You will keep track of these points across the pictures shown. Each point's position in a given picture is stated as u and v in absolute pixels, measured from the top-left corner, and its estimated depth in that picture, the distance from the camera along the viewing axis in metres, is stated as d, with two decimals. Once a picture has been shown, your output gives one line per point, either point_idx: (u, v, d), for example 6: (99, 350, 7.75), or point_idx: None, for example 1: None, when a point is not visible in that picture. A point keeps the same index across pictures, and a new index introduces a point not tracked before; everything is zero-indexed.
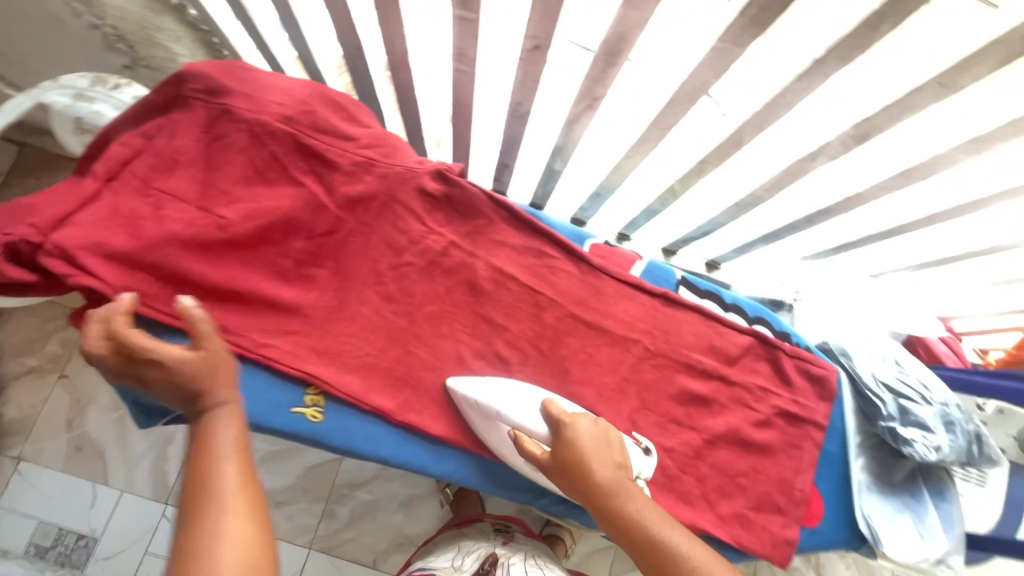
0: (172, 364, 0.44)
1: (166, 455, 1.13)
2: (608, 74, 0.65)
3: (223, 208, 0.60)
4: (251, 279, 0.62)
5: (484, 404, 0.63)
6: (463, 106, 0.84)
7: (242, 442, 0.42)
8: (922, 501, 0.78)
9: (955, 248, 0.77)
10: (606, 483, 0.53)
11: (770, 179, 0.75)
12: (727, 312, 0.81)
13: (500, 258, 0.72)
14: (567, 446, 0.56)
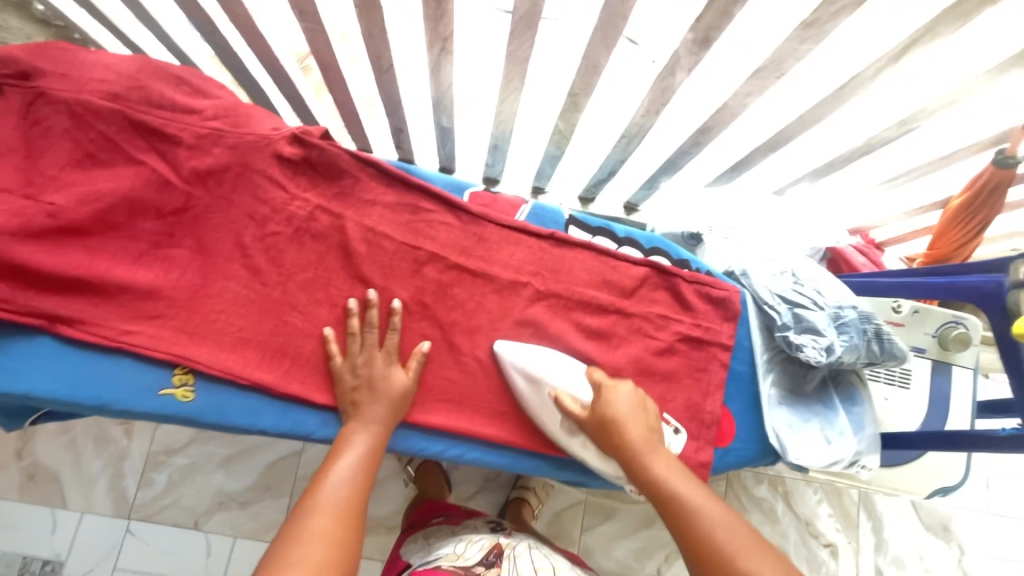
0: (382, 388, 0.63)
1: (122, 471, 1.15)
2: (443, 10, 0.62)
3: (53, 195, 0.57)
4: (100, 265, 0.59)
5: (530, 369, 0.68)
6: (332, 72, 0.81)
7: (351, 473, 0.54)
8: (831, 408, 0.79)
9: (839, 150, 0.76)
10: (636, 445, 0.60)
11: (645, 102, 0.73)
12: (620, 247, 0.81)
13: (373, 217, 0.70)
14: (601, 411, 0.63)
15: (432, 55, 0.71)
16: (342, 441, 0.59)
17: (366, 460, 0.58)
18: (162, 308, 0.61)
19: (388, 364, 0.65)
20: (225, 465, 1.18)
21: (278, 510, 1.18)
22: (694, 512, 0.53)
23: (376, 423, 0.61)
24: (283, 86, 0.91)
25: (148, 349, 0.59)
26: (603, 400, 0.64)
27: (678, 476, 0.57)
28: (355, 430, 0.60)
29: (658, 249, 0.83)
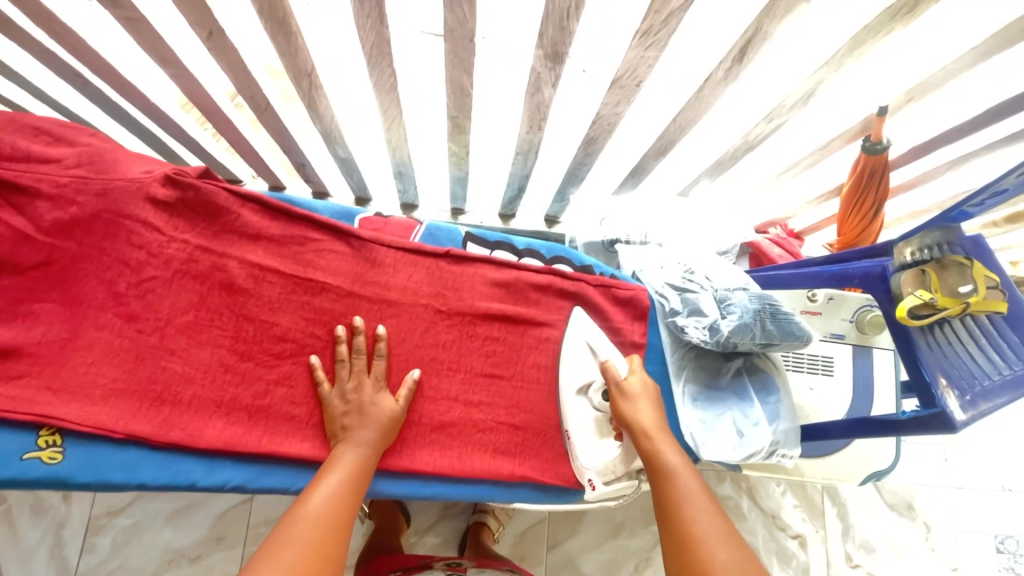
0: (371, 410, 0.63)
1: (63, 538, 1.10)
2: (294, 46, 0.62)
3: None
4: None
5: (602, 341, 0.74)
6: (216, 114, 0.81)
7: (337, 493, 0.55)
8: (746, 399, 0.77)
9: (722, 146, 0.77)
10: (644, 424, 0.63)
11: (526, 116, 0.73)
12: (522, 257, 0.81)
13: (256, 251, 0.69)
14: (625, 384, 0.66)
15: (304, 91, 0.71)
16: (335, 457, 0.59)
17: (357, 482, 0.58)
18: (24, 367, 0.58)
19: (376, 390, 0.65)
20: (172, 521, 1.13)
21: (230, 562, 1.13)
22: (681, 497, 0.55)
23: (371, 444, 0.61)
24: (177, 133, 0.89)
25: (7, 411, 0.56)
26: (632, 381, 0.67)
27: (678, 458, 0.59)
28: (346, 451, 0.60)
29: (561, 257, 0.83)
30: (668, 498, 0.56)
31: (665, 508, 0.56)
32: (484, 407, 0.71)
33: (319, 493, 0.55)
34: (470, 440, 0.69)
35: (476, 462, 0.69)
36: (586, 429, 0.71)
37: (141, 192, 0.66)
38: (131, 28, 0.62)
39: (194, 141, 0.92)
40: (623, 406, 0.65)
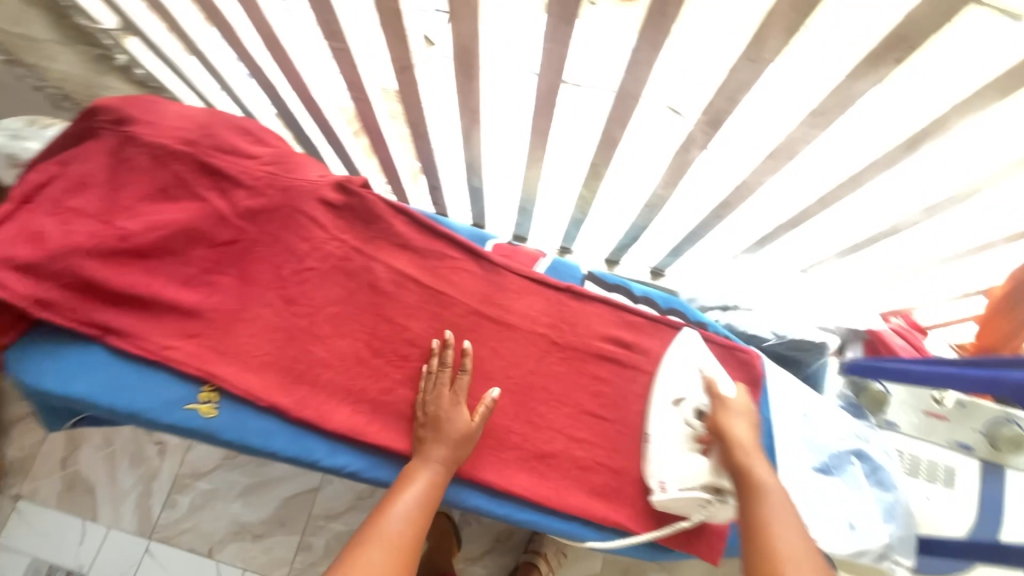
0: (449, 426, 0.64)
1: (150, 490, 1.47)
2: (472, 86, 0.69)
3: (124, 221, 0.65)
4: (155, 286, 0.65)
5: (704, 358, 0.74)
6: (377, 134, 0.90)
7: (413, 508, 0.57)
8: (860, 489, 0.73)
9: (862, 230, 0.77)
10: (738, 437, 0.61)
11: (664, 176, 0.77)
12: (638, 304, 0.82)
13: (400, 259, 0.76)
14: (728, 399, 0.65)
15: (464, 124, 0.79)
16: (410, 473, 0.61)
17: (432, 498, 0.59)
18: (200, 327, 0.66)
19: (454, 404, 0.66)
20: (242, 497, 1.44)
21: (287, 549, 1.39)
22: (763, 509, 0.53)
23: (446, 461, 0.62)
24: (337, 147, 1.01)
25: (181, 362, 0.64)
26: (734, 400, 0.65)
27: (772, 478, 0.57)
28: (421, 468, 0.61)
29: (676, 310, 0.83)
30: (750, 507, 0.54)
31: (745, 516, 0.54)
32: (585, 444, 0.72)
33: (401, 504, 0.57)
34: (567, 473, 0.70)
35: (571, 497, 0.69)
36: (670, 440, 0.70)
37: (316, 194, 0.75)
38: (336, 55, 0.72)
39: (348, 156, 1.03)
40: (719, 416, 0.64)
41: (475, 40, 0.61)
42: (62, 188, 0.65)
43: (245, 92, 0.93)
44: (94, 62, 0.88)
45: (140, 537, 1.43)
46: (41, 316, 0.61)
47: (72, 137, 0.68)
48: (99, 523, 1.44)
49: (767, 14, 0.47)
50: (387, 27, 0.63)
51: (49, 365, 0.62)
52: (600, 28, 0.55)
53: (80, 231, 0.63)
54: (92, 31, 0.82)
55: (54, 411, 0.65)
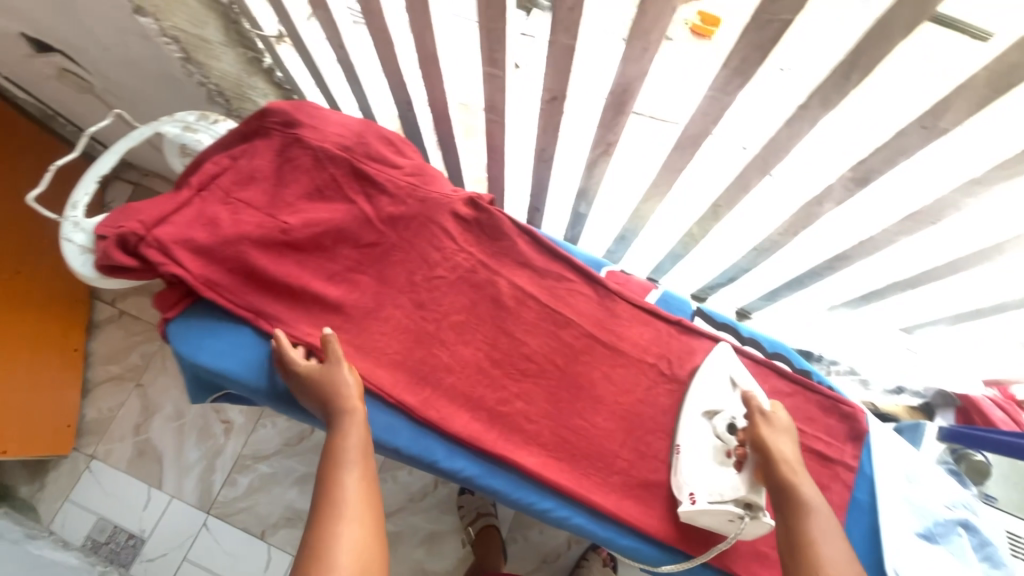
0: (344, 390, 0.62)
1: (211, 466, 1.52)
2: (618, 121, 0.71)
3: (286, 216, 0.70)
4: (304, 278, 0.70)
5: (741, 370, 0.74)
6: (497, 154, 0.94)
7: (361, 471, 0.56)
8: (964, 559, 0.71)
9: (985, 299, 0.76)
10: (788, 456, 0.62)
11: (784, 223, 0.78)
12: (744, 345, 0.83)
13: (522, 276, 0.79)
14: (777, 416, 0.67)
15: (593, 155, 0.81)
16: (334, 438, 0.59)
17: (369, 452, 0.59)
18: (340, 321, 0.71)
19: (337, 369, 0.63)
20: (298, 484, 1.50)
21: None
22: (815, 539, 0.56)
23: (348, 415, 0.61)
24: (450, 161, 1.05)
25: (324, 352, 0.67)
26: (778, 416, 0.67)
27: (814, 495, 0.60)
28: (347, 429, 0.59)
29: (780, 355, 0.84)
30: (804, 540, 0.57)
31: (798, 553, 0.56)
32: None
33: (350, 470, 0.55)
34: (670, 505, 0.71)
35: (673, 529, 0.70)
36: (700, 451, 0.69)
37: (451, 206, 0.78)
38: (487, 80, 0.75)
39: (458, 170, 1.07)
40: (768, 432, 0.65)
41: (637, 81, 0.63)
42: (233, 180, 0.70)
43: (376, 102, 0.98)
44: (242, 61, 0.93)
45: (200, 510, 1.48)
46: (206, 296, 0.66)
47: (243, 134, 0.72)
48: (164, 491, 1.50)
49: (953, 91, 0.49)
50: (552, 63, 0.66)
51: (203, 341, 0.67)
52: (774, 84, 0.57)
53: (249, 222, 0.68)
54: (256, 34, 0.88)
55: (198, 383, 0.70)
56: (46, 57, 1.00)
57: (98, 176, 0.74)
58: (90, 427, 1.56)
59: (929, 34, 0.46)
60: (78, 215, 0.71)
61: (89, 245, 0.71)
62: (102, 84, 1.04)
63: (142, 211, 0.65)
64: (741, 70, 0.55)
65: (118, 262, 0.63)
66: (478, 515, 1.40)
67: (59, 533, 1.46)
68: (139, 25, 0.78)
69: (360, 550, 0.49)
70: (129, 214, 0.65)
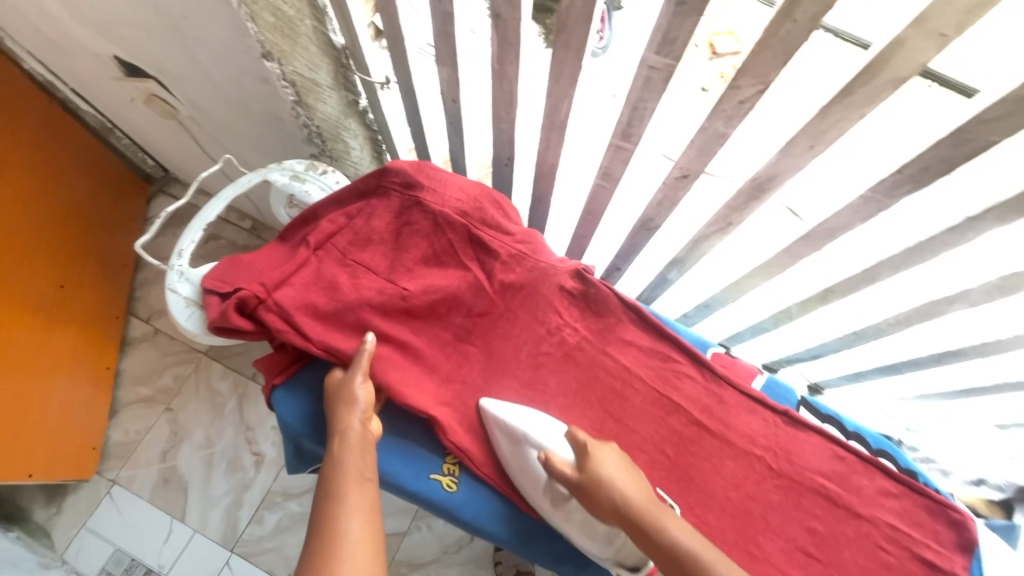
0: (346, 406, 0.60)
1: (238, 500, 1.46)
2: (749, 205, 0.71)
3: (406, 281, 0.69)
4: (418, 348, 0.69)
5: (513, 419, 0.65)
6: (593, 217, 0.93)
7: (359, 501, 0.54)
8: None
9: None
10: (637, 504, 0.57)
11: (901, 314, 0.76)
12: (849, 439, 0.81)
13: (628, 355, 0.76)
14: (592, 466, 0.59)
15: (707, 231, 0.80)
16: (334, 455, 0.57)
17: (370, 475, 0.57)
18: (450, 396, 0.69)
19: (344, 381, 0.62)
20: None
21: None
22: (698, 551, 0.54)
23: (346, 432, 0.59)
24: (536, 216, 1.04)
25: (443, 435, 0.66)
26: (592, 460, 0.60)
27: (682, 526, 0.56)
28: (346, 452, 0.57)
29: (885, 452, 0.82)
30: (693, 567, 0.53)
31: None
32: None
33: (344, 498, 0.53)
34: None
35: None
36: (581, 527, 0.63)
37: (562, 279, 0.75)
38: (612, 152, 0.75)
39: (541, 225, 1.06)
40: (605, 490, 0.58)
41: (788, 172, 0.62)
42: (348, 241, 0.68)
43: (472, 153, 0.97)
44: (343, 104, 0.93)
45: (223, 548, 1.41)
46: (310, 351, 0.63)
47: (361, 191, 0.69)
48: (186, 525, 1.43)
49: None
50: (697, 144, 0.65)
51: (304, 412, 0.64)
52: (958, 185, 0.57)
53: (366, 286, 0.67)
54: (363, 81, 0.86)
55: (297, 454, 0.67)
56: (137, 82, 0.99)
57: (204, 224, 0.72)
58: (113, 451, 1.50)
59: None
60: (184, 263, 0.69)
61: (194, 298, 0.68)
62: (188, 112, 1.03)
63: (263, 275, 0.64)
64: (917, 177, 0.54)
65: (236, 326, 0.61)
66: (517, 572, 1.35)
67: (72, 563, 1.39)
68: (262, 68, 0.78)
69: None
70: (248, 277, 0.64)
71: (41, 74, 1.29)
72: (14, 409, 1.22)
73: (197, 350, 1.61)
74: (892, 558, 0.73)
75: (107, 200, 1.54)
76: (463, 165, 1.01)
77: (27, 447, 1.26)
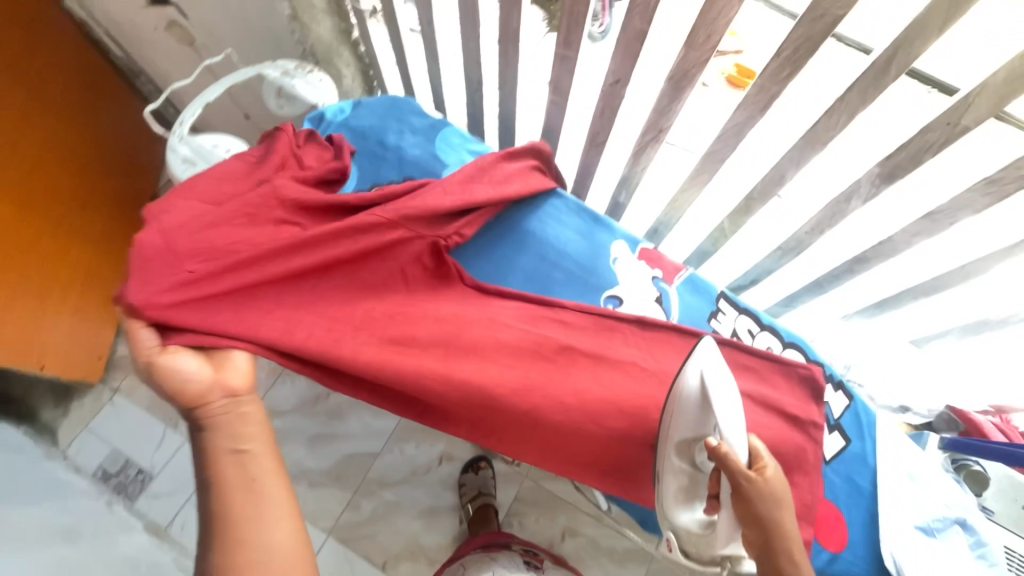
0: (185, 397, 0.64)
1: None
2: (672, 106, 0.81)
3: (187, 266, 0.65)
4: (235, 328, 0.67)
5: (721, 390, 0.66)
6: (551, 138, 1.03)
7: (251, 474, 0.63)
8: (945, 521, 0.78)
9: (982, 313, 0.83)
10: (787, 531, 0.60)
11: (811, 220, 0.84)
12: (761, 331, 0.87)
13: (496, 296, 0.78)
14: (769, 480, 0.62)
15: (643, 140, 0.90)
16: (207, 442, 0.64)
17: (252, 443, 0.65)
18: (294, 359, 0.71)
19: (161, 372, 0.64)
20: (309, 444, 1.54)
21: (337, 503, 1.47)
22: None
23: (205, 413, 0.65)
24: (505, 143, 1.14)
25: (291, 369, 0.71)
26: (766, 476, 0.62)
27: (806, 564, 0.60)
28: (214, 430, 0.65)
29: (796, 345, 0.88)
30: None
31: None
32: None
33: (230, 480, 0.62)
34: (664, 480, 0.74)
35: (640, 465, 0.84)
36: (682, 486, 0.70)
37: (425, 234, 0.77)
38: (559, 63, 0.86)
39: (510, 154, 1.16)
40: (761, 500, 0.60)
41: (696, 67, 0.73)
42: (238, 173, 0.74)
43: (447, 83, 1.09)
44: (336, 30, 1.06)
45: None
46: None
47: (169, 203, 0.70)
48: (177, 434, 1.55)
49: (977, 88, 0.56)
50: (621, 46, 0.76)
51: None
52: None
53: (182, 225, 0.67)
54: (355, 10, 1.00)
55: None
56: (159, 10, 1.13)
57: (204, 102, 0.85)
58: (118, 364, 1.64)
59: None
60: (184, 130, 0.82)
61: (191, 157, 0.81)
62: (204, 40, 1.17)
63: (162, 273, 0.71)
64: (792, 60, 0.64)
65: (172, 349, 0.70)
66: (479, 493, 1.43)
67: (72, 459, 1.51)
68: None
69: (282, 553, 0.60)
70: None
71: (77, 14, 1.42)
72: (31, 307, 1.33)
73: None
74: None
75: (122, 145, 1.68)
76: (441, 93, 1.12)
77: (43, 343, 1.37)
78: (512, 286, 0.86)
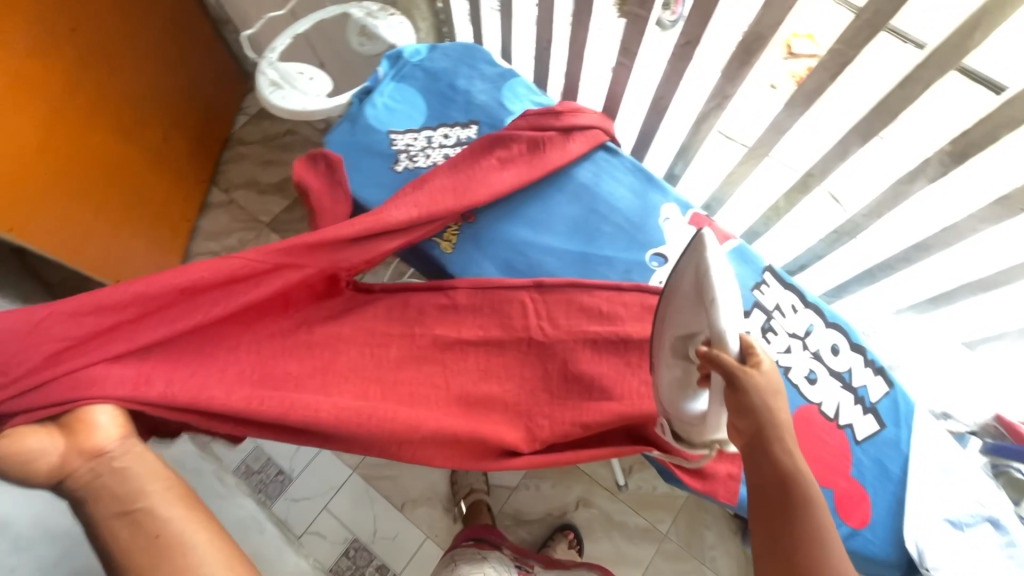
0: (40, 471, 0.51)
1: None
2: (741, 72, 0.81)
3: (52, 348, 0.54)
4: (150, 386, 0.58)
5: (713, 280, 0.51)
6: (614, 103, 1.06)
7: (152, 512, 0.51)
8: (977, 516, 0.75)
9: None
10: (780, 423, 0.50)
11: (871, 202, 0.83)
12: (804, 307, 0.86)
13: (365, 316, 0.81)
14: (759, 375, 0.50)
15: (707, 107, 0.90)
16: (88, 509, 0.52)
17: (146, 485, 0.52)
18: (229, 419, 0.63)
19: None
20: None
21: None
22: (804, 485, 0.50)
23: (73, 479, 0.52)
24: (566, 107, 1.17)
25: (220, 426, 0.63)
26: (758, 370, 0.50)
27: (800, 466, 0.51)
28: (92, 499, 0.52)
29: (839, 327, 0.86)
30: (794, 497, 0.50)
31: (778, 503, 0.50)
32: None
33: (127, 531, 0.50)
34: None
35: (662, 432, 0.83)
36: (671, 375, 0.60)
37: (314, 264, 0.71)
38: (632, 23, 0.88)
39: None
40: (756, 404, 0.49)
41: (771, 29, 0.74)
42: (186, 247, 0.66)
43: (517, 43, 1.13)
44: None
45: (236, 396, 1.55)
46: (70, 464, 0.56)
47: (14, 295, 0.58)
48: None
49: None
50: (697, 6, 0.77)
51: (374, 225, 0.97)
52: (883, 60, 0.71)
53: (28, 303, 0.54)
54: None
55: None
56: None
57: (293, 34, 0.91)
58: None
59: (954, 81, 0.67)
60: (272, 57, 0.88)
61: (276, 80, 0.87)
62: None
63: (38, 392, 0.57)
64: (871, 23, 0.66)
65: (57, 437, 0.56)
66: (469, 491, 1.44)
67: None
68: None
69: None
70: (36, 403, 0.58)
71: None
72: (112, 225, 1.48)
73: (260, 222, 1.85)
74: (810, 398, 0.82)
75: (205, 87, 1.80)
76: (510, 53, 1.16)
77: (104, 256, 1.46)
78: (558, 236, 0.89)
